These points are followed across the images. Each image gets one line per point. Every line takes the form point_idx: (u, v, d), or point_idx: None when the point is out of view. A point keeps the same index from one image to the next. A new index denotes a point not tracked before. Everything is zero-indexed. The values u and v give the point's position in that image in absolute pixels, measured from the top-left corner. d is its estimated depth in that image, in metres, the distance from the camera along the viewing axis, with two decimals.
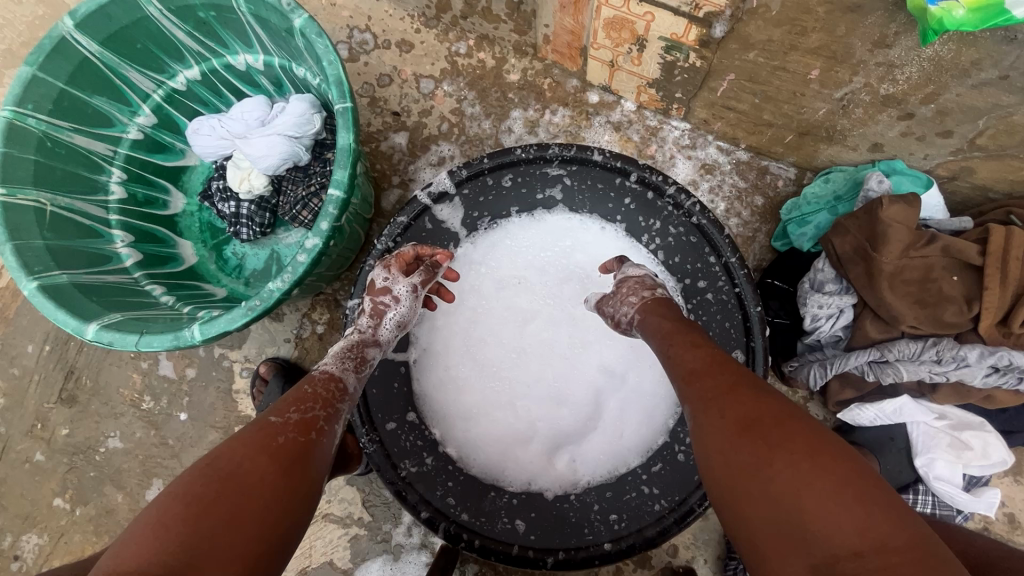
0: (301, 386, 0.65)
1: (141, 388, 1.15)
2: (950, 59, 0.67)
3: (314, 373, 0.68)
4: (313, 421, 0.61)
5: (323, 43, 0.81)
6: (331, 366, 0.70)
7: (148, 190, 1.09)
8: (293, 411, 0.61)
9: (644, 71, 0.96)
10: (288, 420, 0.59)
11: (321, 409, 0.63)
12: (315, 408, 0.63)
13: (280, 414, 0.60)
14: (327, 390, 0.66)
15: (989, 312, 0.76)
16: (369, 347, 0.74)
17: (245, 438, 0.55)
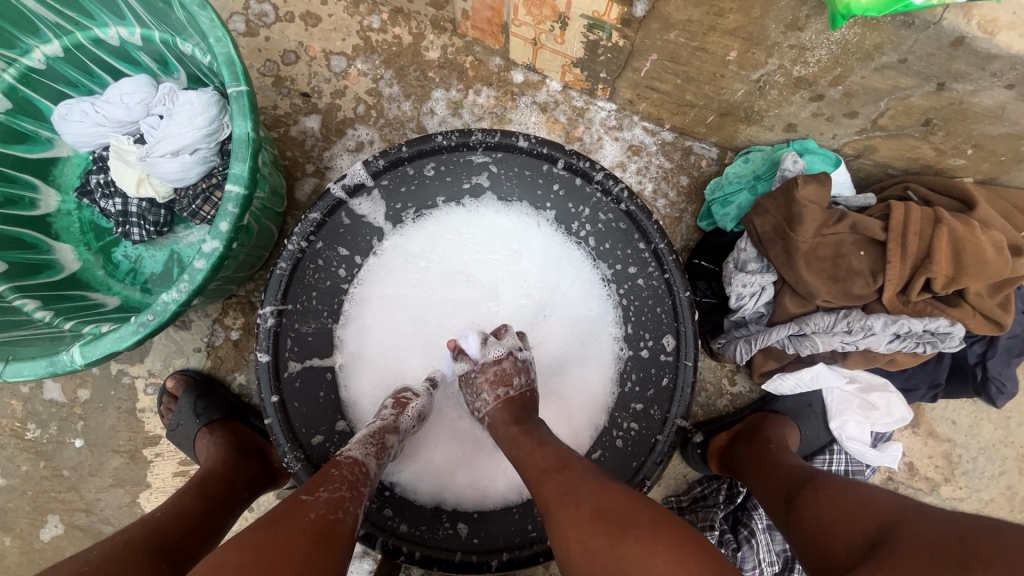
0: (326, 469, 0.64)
1: (23, 416, 1.01)
2: (855, 43, 0.68)
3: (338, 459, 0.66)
4: (341, 500, 0.59)
5: (208, 16, 0.71)
6: (354, 451, 0.67)
7: (8, 188, 0.93)
8: (323, 492, 0.59)
9: (567, 50, 0.92)
10: (320, 497, 0.58)
11: (348, 493, 0.60)
12: (343, 492, 0.60)
13: (312, 492, 0.59)
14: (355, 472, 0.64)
15: (891, 284, 0.81)
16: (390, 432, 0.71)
17: (274, 515, 0.54)
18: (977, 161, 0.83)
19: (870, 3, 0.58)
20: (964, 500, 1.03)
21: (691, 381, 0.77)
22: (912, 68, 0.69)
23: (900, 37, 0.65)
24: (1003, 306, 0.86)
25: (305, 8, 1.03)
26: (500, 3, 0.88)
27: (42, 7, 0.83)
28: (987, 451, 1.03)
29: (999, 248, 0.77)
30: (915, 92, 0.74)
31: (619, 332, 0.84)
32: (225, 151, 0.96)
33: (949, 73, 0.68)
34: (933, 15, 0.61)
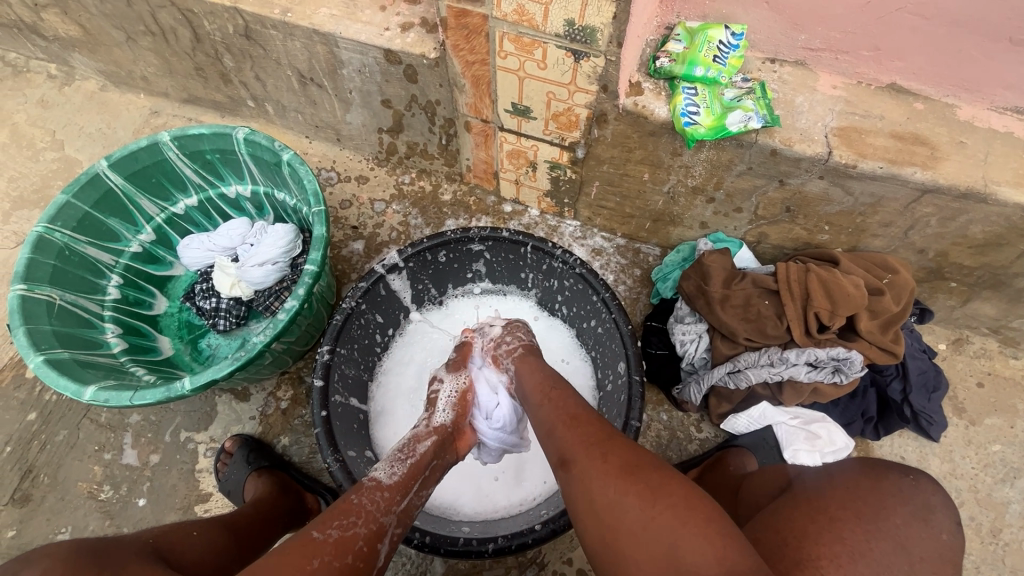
0: (350, 496, 0.71)
1: (101, 479, 1.21)
2: (717, 160, 1.06)
3: (366, 482, 0.75)
4: (353, 540, 0.66)
5: (305, 169, 1.13)
6: (382, 471, 0.77)
7: (138, 294, 1.29)
8: (335, 528, 0.66)
9: (539, 185, 1.33)
10: (329, 537, 0.65)
11: (362, 527, 0.68)
12: (359, 524, 0.68)
13: (323, 529, 0.65)
14: (372, 502, 0.71)
15: (794, 321, 1.06)
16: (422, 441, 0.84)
17: (286, 553, 0.62)
18: (836, 234, 1.16)
19: (706, 133, 0.98)
20: None
21: (640, 393, 0.95)
22: (757, 173, 1.06)
23: (740, 153, 1.02)
24: (895, 340, 1.09)
25: (359, 173, 1.50)
26: (491, 159, 1.31)
27: (193, 174, 1.27)
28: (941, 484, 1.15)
29: (858, 286, 1.05)
30: (769, 189, 1.09)
31: (588, 375, 1.15)
32: (295, 265, 1.27)
33: (781, 173, 1.04)
34: (751, 137, 0.99)
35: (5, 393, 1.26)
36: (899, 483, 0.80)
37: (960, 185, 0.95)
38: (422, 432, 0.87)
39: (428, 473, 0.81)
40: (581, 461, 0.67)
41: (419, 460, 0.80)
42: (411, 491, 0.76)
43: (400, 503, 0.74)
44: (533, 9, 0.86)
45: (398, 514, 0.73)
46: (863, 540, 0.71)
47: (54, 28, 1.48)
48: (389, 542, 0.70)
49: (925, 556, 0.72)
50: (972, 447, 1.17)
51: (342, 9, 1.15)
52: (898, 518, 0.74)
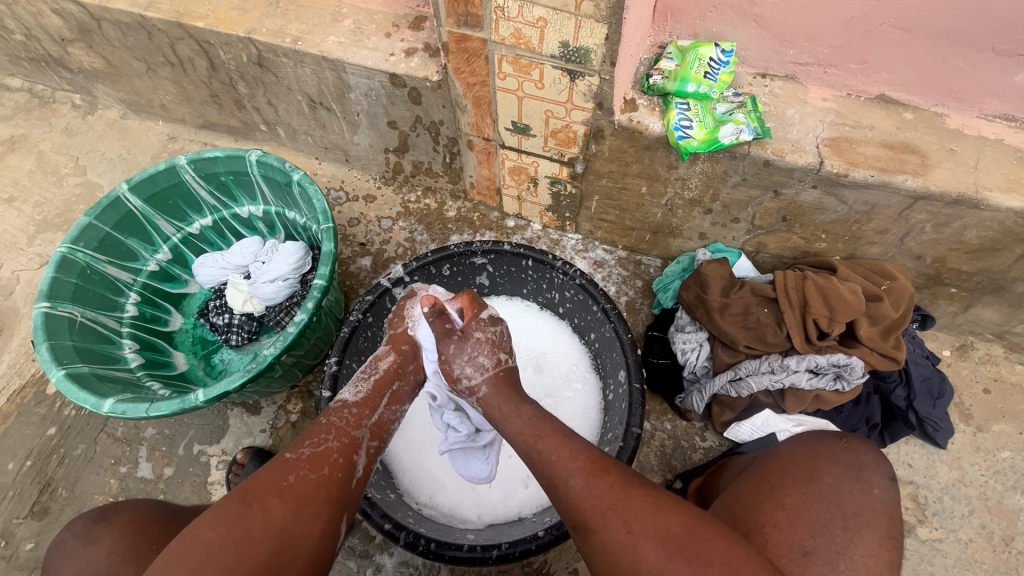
0: (319, 419, 0.81)
1: (117, 492, 1.24)
2: (712, 172, 1.09)
3: (332, 405, 0.84)
4: (324, 455, 0.76)
5: (314, 189, 1.17)
6: (347, 394, 0.86)
7: (155, 311, 1.34)
8: (307, 446, 0.76)
9: (540, 200, 1.36)
10: (302, 456, 0.75)
11: (334, 441, 0.78)
12: (329, 440, 0.78)
13: (296, 450, 0.75)
14: (341, 419, 0.81)
15: (792, 328, 1.08)
16: (381, 358, 0.91)
17: (262, 478, 0.72)
18: (834, 243, 1.17)
19: (699, 146, 1.01)
20: (943, 541, 1.11)
21: (640, 400, 0.97)
22: (752, 184, 1.09)
23: (734, 165, 1.05)
24: (896, 346, 1.10)
25: (367, 192, 1.55)
26: (494, 175, 1.34)
27: (208, 195, 1.32)
28: (950, 491, 1.14)
29: (855, 292, 1.07)
30: (764, 200, 1.12)
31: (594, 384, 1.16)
32: (305, 281, 1.31)
33: (775, 183, 1.07)
34: (743, 149, 1.02)
35: (27, 409, 1.31)
36: (835, 447, 0.89)
37: (951, 192, 0.97)
38: (383, 349, 0.93)
39: (396, 388, 0.89)
40: (602, 531, 0.69)
41: (382, 376, 0.88)
42: (379, 405, 0.86)
43: (370, 416, 0.84)
44: (529, 32, 0.91)
45: (369, 427, 0.83)
46: (801, 504, 0.81)
47: (80, 61, 1.56)
48: (365, 452, 0.81)
49: (860, 512, 0.81)
50: (981, 454, 1.16)
51: (349, 37, 1.21)
52: (831, 477, 0.84)
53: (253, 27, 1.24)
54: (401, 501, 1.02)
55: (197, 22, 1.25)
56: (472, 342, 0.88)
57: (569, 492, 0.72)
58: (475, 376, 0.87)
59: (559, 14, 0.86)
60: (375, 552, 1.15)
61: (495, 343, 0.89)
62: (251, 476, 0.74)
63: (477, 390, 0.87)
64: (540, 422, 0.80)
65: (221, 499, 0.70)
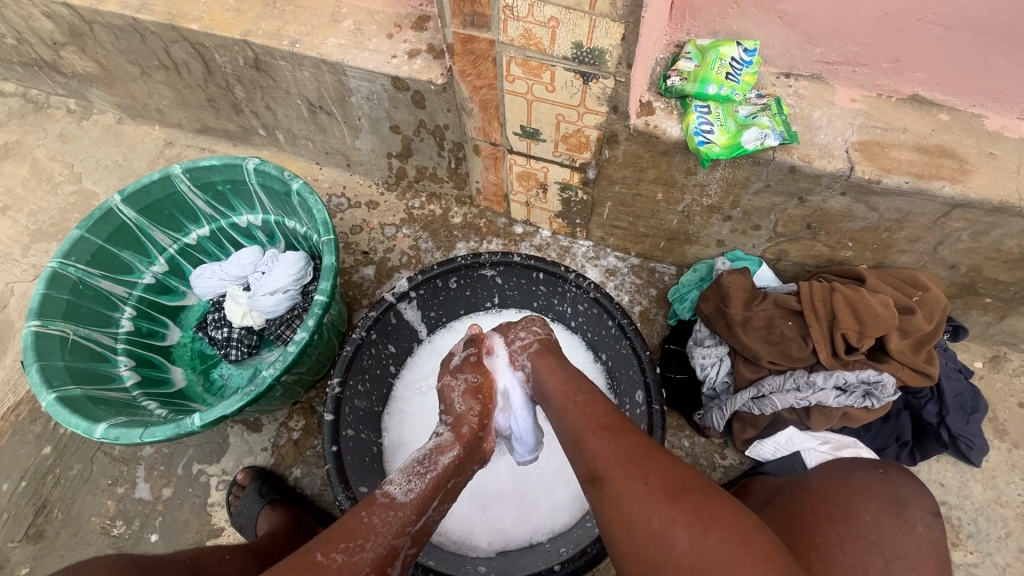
0: (358, 514, 0.70)
1: (114, 514, 1.20)
2: (732, 178, 1.03)
3: (376, 496, 0.73)
4: (357, 564, 0.65)
5: (314, 198, 1.12)
6: (396, 484, 0.75)
7: (151, 325, 1.30)
8: (341, 553, 0.65)
9: (549, 206, 1.30)
10: (334, 562, 0.64)
11: (370, 551, 0.67)
12: (366, 547, 0.67)
13: (328, 554, 0.64)
14: (384, 523, 0.70)
15: (819, 343, 1.02)
16: (441, 452, 0.81)
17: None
18: (861, 251, 1.11)
19: (721, 151, 0.95)
20: (978, 566, 1.05)
21: (661, 423, 0.91)
22: (775, 190, 1.03)
23: (757, 170, 0.99)
24: (928, 361, 1.04)
25: (369, 198, 1.50)
26: (501, 181, 1.29)
27: (205, 205, 1.27)
28: (985, 512, 1.08)
29: (886, 305, 1.01)
30: (788, 207, 1.06)
31: (609, 402, 1.11)
32: (306, 292, 1.26)
33: (800, 190, 1.01)
34: (768, 155, 0.96)
35: (21, 427, 1.27)
36: (869, 480, 0.86)
37: (992, 199, 0.91)
38: (447, 438, 0.83)
39: (450, 486, 0.80)
40: (619, 483, 0.63)
41: (440, 476, 0.78)
42: (429, 509, 0.75)
43: (414, 523, 0.73)
44: (540, 32, 0.85)
45: (411, 534, 0.72)
46: (835, 544, 0.78)
47: (72, 64, 1.51)
48: (400, 562, 0.70)
49: (903, 554, 0.77)
50: (1017, 472, 1.11)
51: (349, 39, 1.16)
52: (869, 515, 0.81)
53: (248, 29, 1.18)
54: None
55: (191, 24, 1.20)
56: (468, 366, 0.90)
57: (593, 446, 0.69)
58: (466, 409, 0.86)
59: (573, 13, 0.81)
60: None
61: (488, 369, 0.89)
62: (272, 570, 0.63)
63: (471, 418, 0.85)
64: (571, 385, 0.80)
65: None
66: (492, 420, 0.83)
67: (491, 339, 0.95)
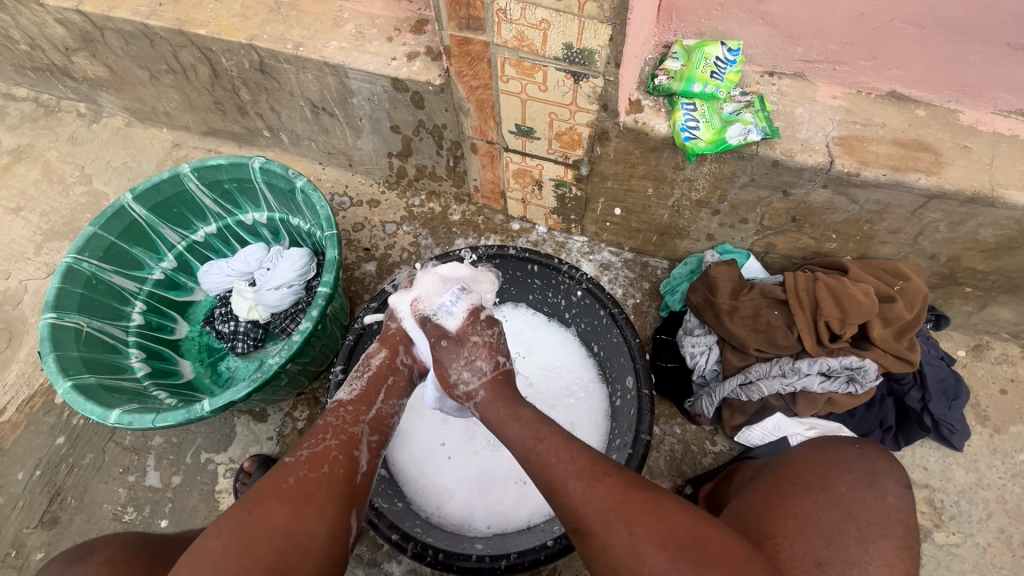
0: (314, 423, 0.83)
1: (125, 500, 1.24)
2: (719, 172, 1.07)
3: (329, 407, 0.86)
4: (323, 454, 0.77)
5: (317, 195, 1.16)
6: (343, 395, 0.88)
7: (160, 319, 1.34)
8: (305, 448, 0.78)
9: (545, 203, 1.35)
10: (299, 458, 0.76)
11: (331, 440, 0.79)
12: (327, 439, 0.80)
13: (294, 453, 0.77)
14: (339, 417, 0.83)
15: (804, 331, 1.06)
16: (376, 354, 0.93)
17: (265, 482, 0.73)
18: (845, 243, 1.15)
19: (706, 146, 1.00)
20: (960, 546, 1.09)
21: (650, 406, 0.95)
22: (760, 184, 1.07)
23: (742, 165, 1.03)
24: (910, 348, 1.08)
25: (371, 197, 1.54)
26: (497, 178, 1.33)
27: (212, 203, 1.32)
28: (967, 495, 1.12)
29: (868, 293, 1.05)
30: (773, 201, 1.10)
31: (602, 390, 1.15)
32: (310, 287, 1.31)
33: (784, 184, 1.05)
34: (751, 149, 1.00)
35: (36, 418, 1.31)
36: (846, 454, 0.89)
37: (966, 190, 0.95)
38: (375, 346, 0.94)
39: (393, 381, 0.91)
40: (603, 534, 0.69)
41: (375, 372, 0.90)
42: (377, 400, 0.88)
43: (368, 412, 0.86)
44: (532, 35, 0.90)
45: (368, 422, 0.85)
46: (811, 512, 0.82)
47: (84, 69, 1.57)
48: (366, 446, 0.82)
49: (874, 520, 0.82)
50: (998, 456, 1.14)
51: (351, 42, 1.21)
52: (843, 485, 0.85)
53: (255, 33, 1.23)
54: (409, 511, 1.01)
55: (199, 29, 1.25)
56: (469, 346, 0.89)
57: (568, 496, 0.72)
58: (472, 381, 0.87)
59: (562, 16, 0.85)
60: (384, 559, 1.14)
61: (492, 346, 0.89)
62: (253, 487, 0.74)
63: (473, 395, 0.87)
64: (538, 426, 0.80)
65: (226, 511, 0.71)
66: (492, 400, 0.86)
67: (488, 312, 0.93)
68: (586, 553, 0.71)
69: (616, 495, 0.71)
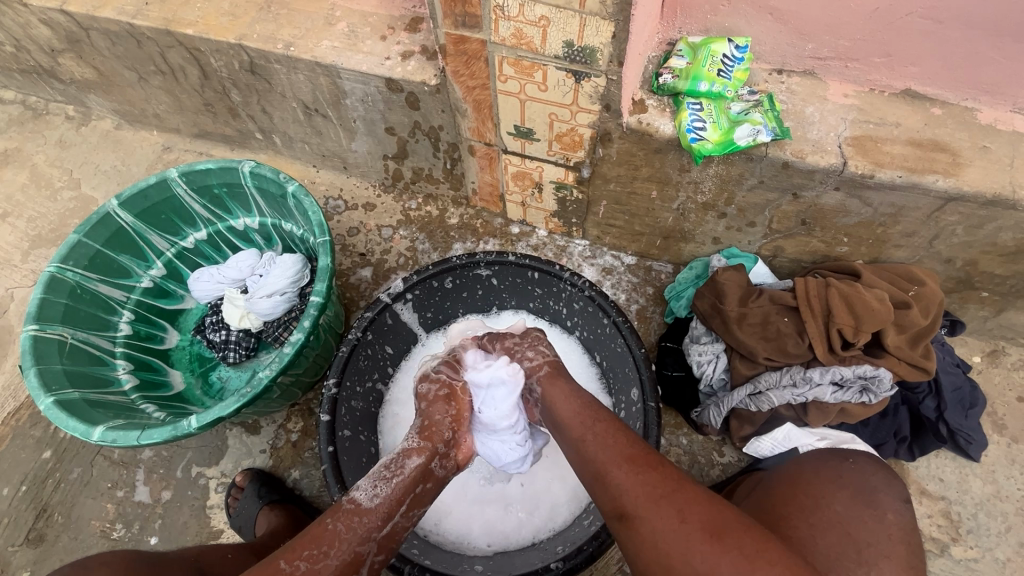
0: (322, 520, 0.70)
1: (114, 517, 1.20)
2: (726, 174, 1.03)
3: (341, 502, 0.73)
4: (320, 571, 0.66)
5: (310, 200, 1.12)
6: (362, 491, 0.74)
7: (150, 328, 1.30)
8: (304, 559, 0.66)
9: (545, 206, 1.30)
10: (295, 569, 0.65)
11: (334, 558, 0.68)
12: (329, 555, 0.67)
13: (290, 561, 0.66)
14: (349, 530, 0.70)
15: (815, 339, 1.02)
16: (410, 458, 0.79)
17: None
18: (856, 246, 1.11)
19: (713, 148, 0.95)
20: (979, 561, 1.05)
21: (656, 420, 0.91)
22: (769, 187, 1.03)
23: (750, 167, 0.99)
24: (926, 355, 1.04)
25: (366, 200, 1.50)
26: (496, 181, 1.29)
27: (201, 208, 1.28)
28: (985, 507, 1.08)
29: (882, 300, 1.01)
30: (782, 203, 1.06)
31: (606, 401, 1.11)
32: (304, 294, 1.26)
33: (794, 186, 1.01)
34: (761, 151, 0.96)
35: (21, 431, 1.27)
36: (843, 468, 0.88)
37: (986, 193, 0.91)
38: (413, 444, 0.82)
39: (418, 492, 0.78)
40: None
41: (405, 481, 0.77)
42: (397, 515, 0.75)
43: (382, 528, 0.73)
44: (531, 32, 0.85)
45: (377, 542, 0.72)
46: (808, 535, 0.79)
47: (71, 71, 1.52)
48: (368, 569, 0.71)
49: (875, 542, 0.79)
50: (1017, 466, 1.10)
51: (343, 41, 1.16)
52: (840, 504, 0.83)
53: (243, 33, 1.19)
54: (407, 529, 0.97)
55: (186, 29, 1.21)
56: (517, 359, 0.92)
57: None
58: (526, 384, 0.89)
59: (563, 12, 0.81)
60: None
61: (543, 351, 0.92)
62: None
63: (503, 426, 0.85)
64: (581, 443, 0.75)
65: None
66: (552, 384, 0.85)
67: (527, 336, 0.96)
68: None
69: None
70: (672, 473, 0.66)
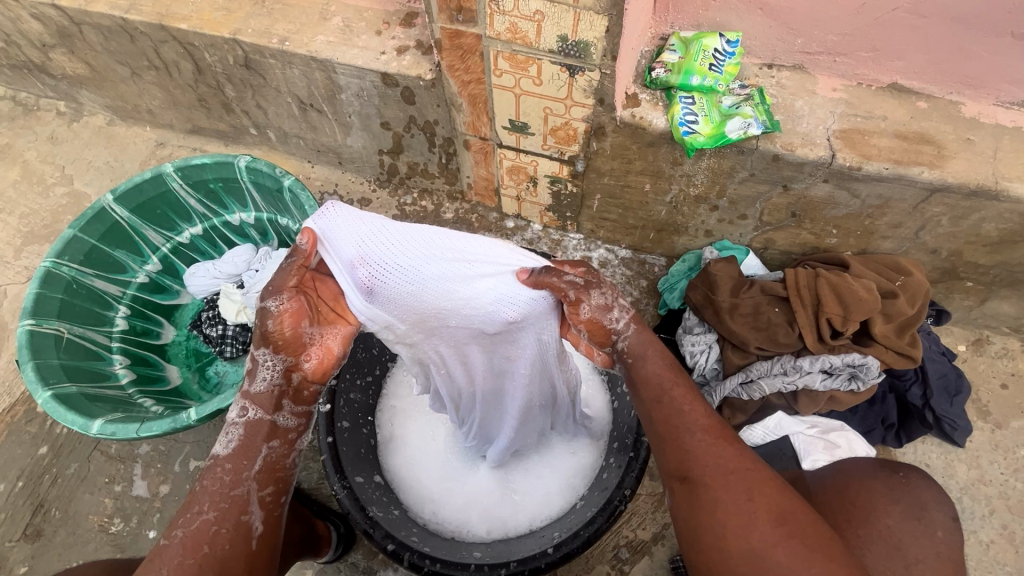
0: (197, 485, 0.74)
1: (112, 511, 1.20)
2: (718, 167, 1.05)
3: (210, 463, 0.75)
4: (200, 535, 0.70)
5: (306, 194, 1.13)
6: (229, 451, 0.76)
7: (146, 323, 1.30)
8: (179, 527, 0.70)
9: (540, 200, 1.32)
10: (175, 537, 0.69)
11: (210, 512, 0.71)
12: (204, 512, 0.71)
13: (168, 534, 0.70)
14: (214, 482, 0.73)
15: (805, 328, 1.05)
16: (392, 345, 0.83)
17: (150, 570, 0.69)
18: (845, 238, 1.13)
19: (705, 141, 0.97)
20: (964, 544, 1.08)
21: None
22: (759, 180, 1.05)
23: (742, 160, 1.01)
24: (912, 344, 1.06)
25: (362, 195, 1.51)
26: (492, 175, 1.30)
27: (197, 203, 1.28)
28: (970, 491, 1.11)
29: (869, 289, 1.04)
30: (772, 196, 1.08)
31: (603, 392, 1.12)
32: None
33: (784, 178, 1.03)
34: (751, 144, 0.98)
35: (16, 427, 1.26)
36: (892, 481, 0.91)
37: (969, 184, 0.93)
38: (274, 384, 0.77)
39: (282, 423, 0.77)
40: (718, 493, 0.67)
41: (271, 429, 0.76)
42: (259, 450, 0.75)
43: (251, 466, 0.74)
44: (526, 26, 0.86)
45: (255, 478, 0.74)
46: (855, 546, 0.85)
47: (62, 66, 1.52)
48: (256, 506, 0.73)
49: (920, 555, 0.85)
50: (1000, 451, 1.14)
51: (338, 36, 1.17)
52: (889, 518, 0.87)
53: (238, 28, 1.19)
54: (405, 517, 0.99)
55: (180, 23, 1.20)
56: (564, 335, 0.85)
57: (687, 450, 0.71)
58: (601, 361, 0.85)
59: (557, 7, 0.82)
60: (381, 567, 1.13)
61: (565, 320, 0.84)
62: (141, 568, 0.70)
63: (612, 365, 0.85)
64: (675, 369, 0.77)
65: None
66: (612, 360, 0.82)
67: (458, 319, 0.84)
68: (686, 510, 0.69)
69: (736, 467, 0.68)
70: (741, 453, 0.70)
